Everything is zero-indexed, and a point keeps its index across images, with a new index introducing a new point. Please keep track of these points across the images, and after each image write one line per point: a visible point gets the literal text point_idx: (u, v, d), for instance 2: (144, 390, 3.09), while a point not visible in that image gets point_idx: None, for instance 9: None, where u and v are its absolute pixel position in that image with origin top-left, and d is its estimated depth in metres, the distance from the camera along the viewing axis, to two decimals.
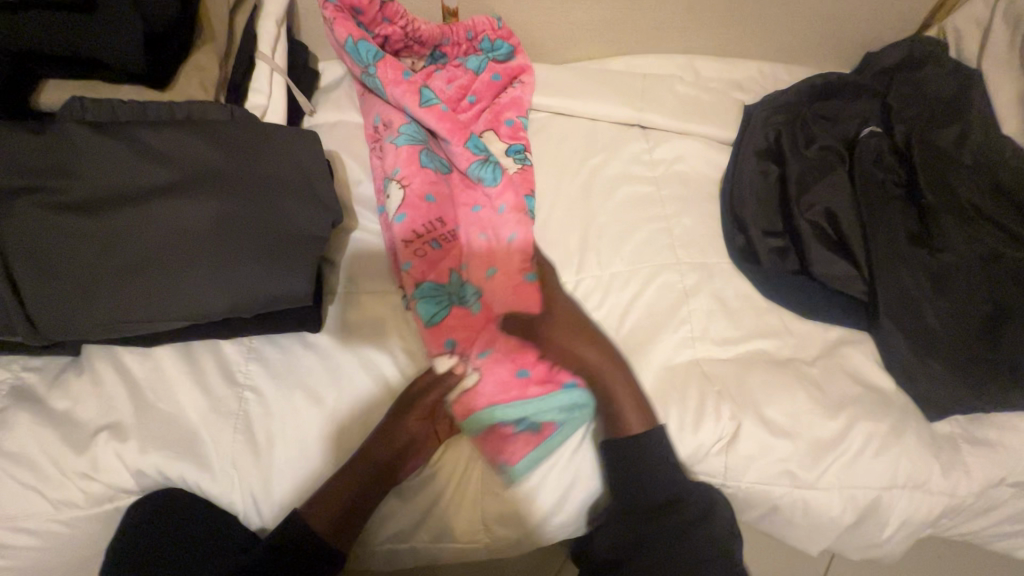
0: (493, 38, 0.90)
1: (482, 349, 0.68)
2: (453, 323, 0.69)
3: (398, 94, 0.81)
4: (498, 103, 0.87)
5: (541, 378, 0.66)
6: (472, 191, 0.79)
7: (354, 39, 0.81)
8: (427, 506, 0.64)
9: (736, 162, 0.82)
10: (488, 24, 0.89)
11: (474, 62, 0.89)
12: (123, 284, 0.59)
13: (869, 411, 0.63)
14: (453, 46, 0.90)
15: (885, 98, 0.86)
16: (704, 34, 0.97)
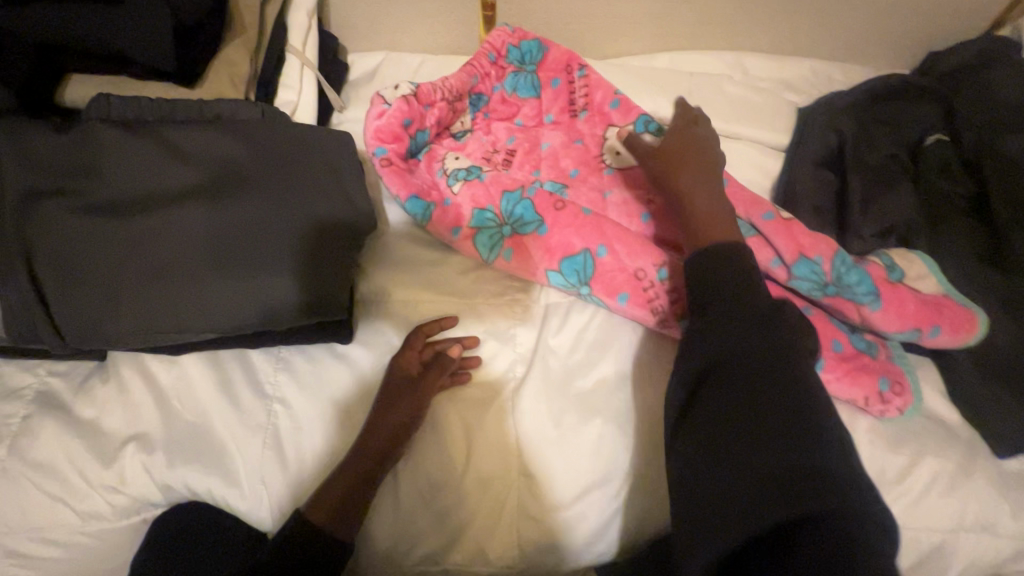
0: (516, 43, 0.82)
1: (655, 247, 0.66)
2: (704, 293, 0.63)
3: (534, 259, 0.68)
4: (577, 106, 0.82)
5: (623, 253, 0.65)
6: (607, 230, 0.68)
7: (410, 199, 0.72)
8: (458, 527, 0.61)
9: (791, 170, 0.77)
10: (504, 33, 0.82)
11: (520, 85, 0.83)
12: (150, 291, 0.57)
13: (935, 446, 0.58)
14: (485, 79, 0.82)
15: (951, 104, 0.81)
16: (754, 30, 0.92)
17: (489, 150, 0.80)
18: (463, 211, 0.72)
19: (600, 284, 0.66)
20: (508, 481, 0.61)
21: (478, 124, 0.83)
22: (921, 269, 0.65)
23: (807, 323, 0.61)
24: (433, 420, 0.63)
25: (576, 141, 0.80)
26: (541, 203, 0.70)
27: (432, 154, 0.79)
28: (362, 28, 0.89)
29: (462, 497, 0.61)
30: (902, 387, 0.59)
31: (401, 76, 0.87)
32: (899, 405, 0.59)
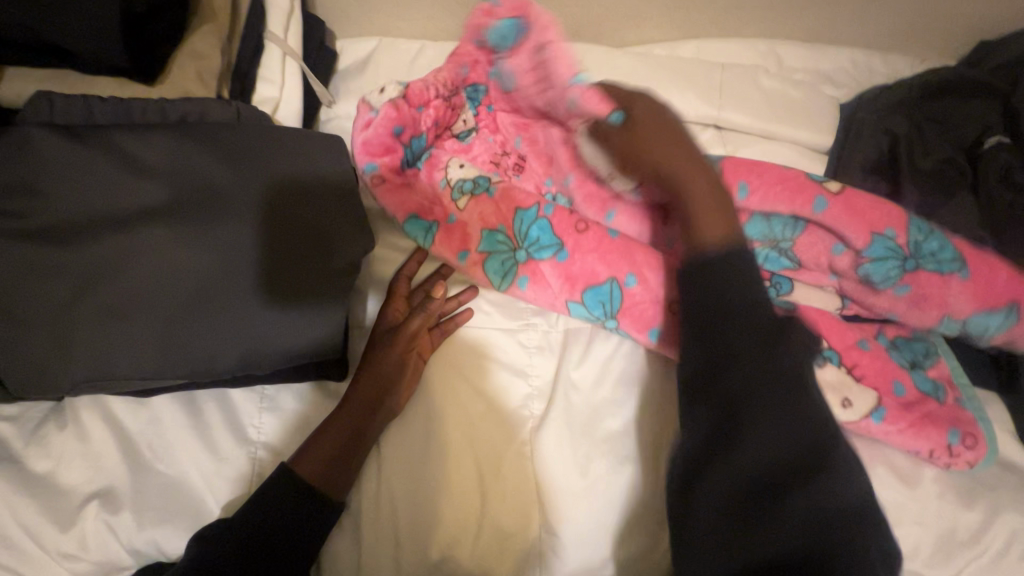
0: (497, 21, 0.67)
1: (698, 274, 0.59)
2: None
3: (552, 287, 0.61)
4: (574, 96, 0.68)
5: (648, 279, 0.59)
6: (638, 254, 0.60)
7: (411, 221, 0.64)
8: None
9: (836, 176, 0.70)
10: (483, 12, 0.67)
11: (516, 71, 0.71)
12: (109, 333, 0.48)
13: (1012, 499, 0.51)
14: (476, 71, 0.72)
15: (1009, 101, 0.73)
16: (790, 16, 0.82)
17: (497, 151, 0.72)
18: (471, 232, 0.64)
19: (626, 316, 0.59)
20: (528, 536, 0.54)
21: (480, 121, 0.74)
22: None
23: (864, 361, 0.54)
24: (436, 466, 0.56)
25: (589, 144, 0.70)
26: (561, 222, 0.63)
27: (431, 163, 0.70)
28: (353, 12, 0.78)
29: (477, 559, 0.54)
30: (975, 440, 0.52)
31: (397, 67, 0.78)
32: (970, 459, 0.52)
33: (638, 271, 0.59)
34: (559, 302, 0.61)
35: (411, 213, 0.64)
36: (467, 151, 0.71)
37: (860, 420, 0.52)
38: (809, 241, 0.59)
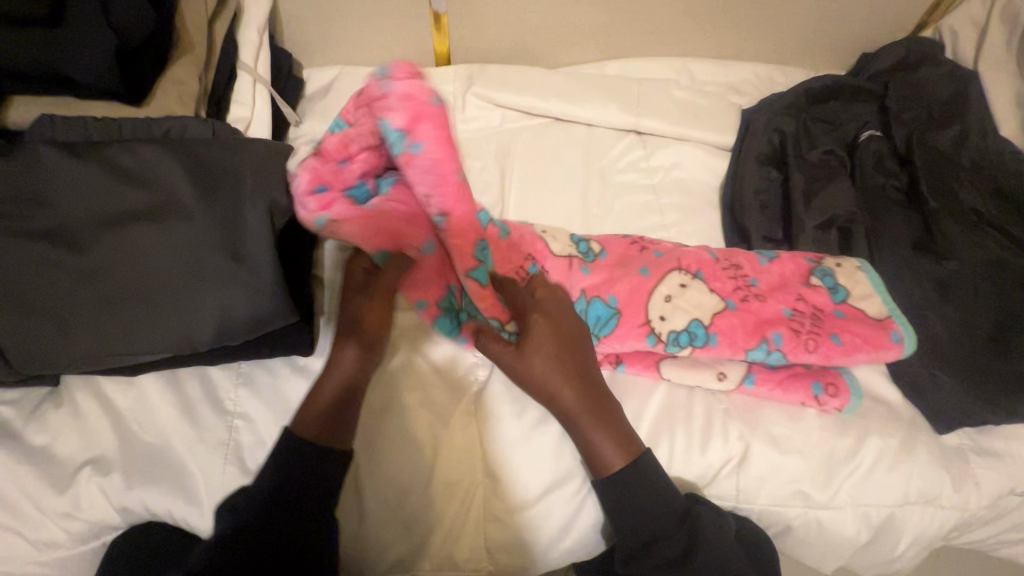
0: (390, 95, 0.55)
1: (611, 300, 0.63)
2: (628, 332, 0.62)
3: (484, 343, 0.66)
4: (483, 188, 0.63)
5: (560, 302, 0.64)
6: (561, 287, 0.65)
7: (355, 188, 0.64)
8: (439, 525, 0.61)
9: (737, 167, 0.81)
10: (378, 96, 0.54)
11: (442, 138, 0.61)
12: (102, 314, 0.56)
13: (879, 426, 0.61)
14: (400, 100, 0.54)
15: (884, 102, 0.86)
16: (700, 37, 0.95)
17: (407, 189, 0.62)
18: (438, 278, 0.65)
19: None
20: (472, 480, 0.62)
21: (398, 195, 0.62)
22: (866, 289, 0.65)
23: (735, 320, 0.62)
24: (393, 431, 0.62)
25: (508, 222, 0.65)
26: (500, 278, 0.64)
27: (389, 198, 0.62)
28: (317, 44, 0.89)
29: (428, 505, 0.61)
30: (837, 389, 0.61)
31: (357, 90, 0.88)
32: (836, 405, 0.61)
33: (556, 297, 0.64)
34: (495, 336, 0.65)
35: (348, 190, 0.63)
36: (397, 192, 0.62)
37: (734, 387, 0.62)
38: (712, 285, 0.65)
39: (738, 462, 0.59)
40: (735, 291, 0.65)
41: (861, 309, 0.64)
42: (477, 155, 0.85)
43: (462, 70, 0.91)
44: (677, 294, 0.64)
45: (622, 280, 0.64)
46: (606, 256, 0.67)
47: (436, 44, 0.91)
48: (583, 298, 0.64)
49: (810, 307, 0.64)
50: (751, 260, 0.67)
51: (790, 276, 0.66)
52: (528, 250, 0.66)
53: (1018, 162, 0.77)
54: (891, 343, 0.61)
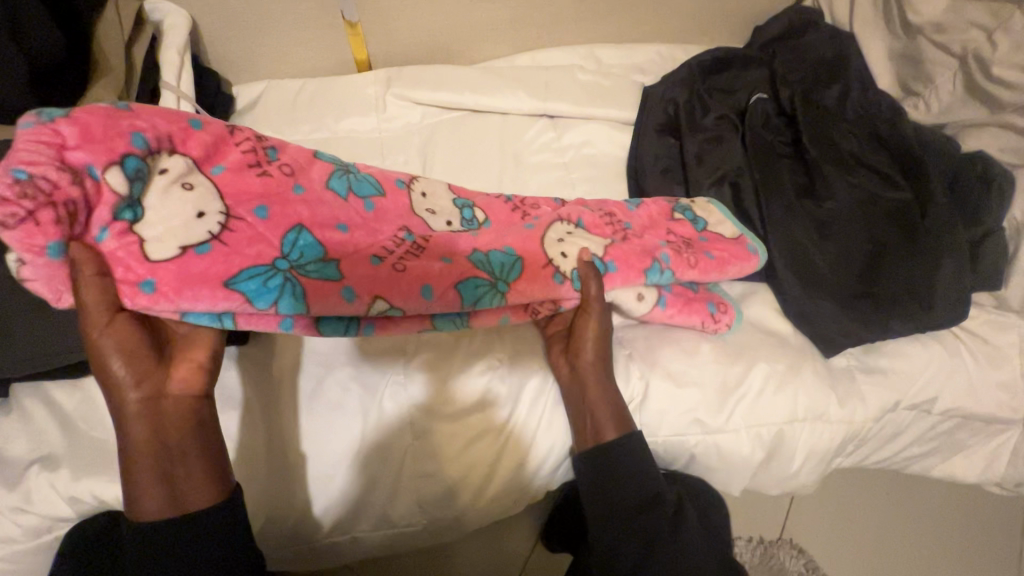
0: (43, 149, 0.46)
1: (506, 246, 0.67)
2: (528, 278, 0.65)
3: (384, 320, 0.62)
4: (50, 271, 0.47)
5: (454, 250, 0.65)
6: (447, 239, 0.66)
7: (238, 279, 0.53)
8: (424, 458, 0.65)
9: (638, 139, 0.88)
10: (49, 139, 0.46)
11: (128, 205, 0.50)
12: (39, 320, 0.61)
13: (766, 354, 0.67)
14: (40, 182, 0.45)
15: (773, 66, 0.91)
16: (600, 24, 1.01)
17: (231, 217, 0.55)
18: (411, 273, 0.61)
19: (455, 293, 0.62)
20: (403, 443, 0.65)
21: (129, 256, 0.50)
22: (720, 217, 0.74)
23: (622, 250, 0.68)
24: (339, 410, 0.65)
25: (136, 274, 0.50)
26: (364, 235, 0.62)
27: (233, 246, 0.54)
28: (240, 61, 0.94)
29: (362, 472, 0.65)
30: (727, 308, 0.69)
31: (283, 100, 0.94)
32: (728, 322, 0.68)
33: (450, 249, 0.65)
34: (414, 302, 0.61)
35: (231, 276, 0.53)
36: (290, 222, 0.58)
37: (650, 310, 0.67)
38: (595, 226, 0.71)
39: (641, 401, 0.66)
40: (614, 231, 0.71)
41: (720, 233, 0.73)
42: (402, 152, 0.91)
43: (380, 72, 0.96)
44: (565, 238, 0.69)
45: (505, 236, 0.68)
46: (489, 222, 0.70)
47: (354, 51, 0.97)
48: (480, 252, 0.66)
49: (680, 238, 0.71)
50: (622, 207, 0.74)
51: (659, 215, 0.74)
52: (400, 219, 0.66)
53: (894, 111, 0.83)
54: (747, 253, 0.71)
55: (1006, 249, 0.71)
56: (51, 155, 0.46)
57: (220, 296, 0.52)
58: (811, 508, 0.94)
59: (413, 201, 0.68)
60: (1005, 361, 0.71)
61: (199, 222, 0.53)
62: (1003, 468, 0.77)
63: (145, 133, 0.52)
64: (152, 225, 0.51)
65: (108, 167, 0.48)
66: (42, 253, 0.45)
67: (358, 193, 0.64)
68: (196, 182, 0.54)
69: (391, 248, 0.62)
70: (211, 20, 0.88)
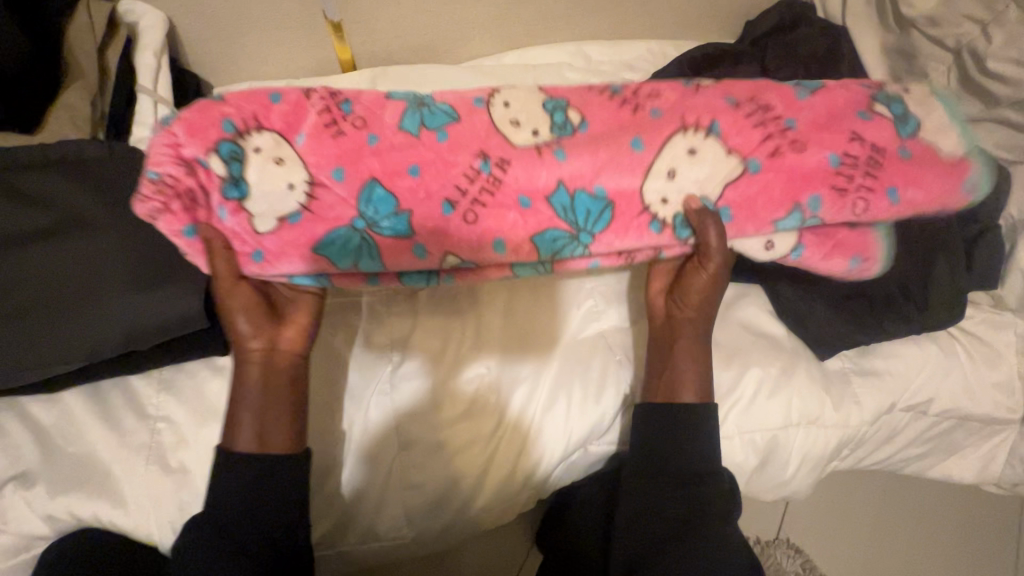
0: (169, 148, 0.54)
1: (597, 179, 0.59)
2: (624, 209, 0.60)
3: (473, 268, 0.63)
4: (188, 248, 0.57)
5: (534, 192, 0.59)
6: (533, 167, 0.58)
7: (323, 244, 0.57)
8: (413, 470, 0.64)
9: None
10: (168, 140, 0.53)
11: (231, 182, 0.55)
12: (6, 334, 0.59)
13: (760, 357, 0.66)
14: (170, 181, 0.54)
15: (764, 63, 0.89)
16: (589, 20, 0.99)
17: (315, 184, 0.56)
18: (483, 224, 0.59)
19: (531, 245, 0.60)
20: (389, 453, 0.64)
21: (243, 230, 0.56)
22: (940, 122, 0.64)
23: (755, 182, 0.60)
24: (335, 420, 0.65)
25: (249, 246, 0.57)
26: (433, 180, 0.57)
27: (318, 212, 0.57)
28: (221, 61, 0.92)
29: (349, 485, 0.64)
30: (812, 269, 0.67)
31: (264, 103, 0.92)
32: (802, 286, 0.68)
33: (531, 189, 0.59)
34: (487, 256, 0.60)
35: (318, 238, 0.57)
36: (363, 175, 0.57)
37: (782, 255, 0.64)
38: (741, 138, 0.60)
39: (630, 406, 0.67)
40: (761, 147, 0.60)
41: (928, 145, 0.63)
42: None
43: (364, 72, 0.93)
44: (678, 166, 0.59)
45: (607, 164, 0.58)
46: (586, 127, 0.60)
47: (339, 54, 0.94)
48: (565, 191, 0.59)
49: (858, 158, 0.61)
50: (785, 99, 0.62)
51: (842, 111, 0.62)
52: (479, 144, 0.58)
53: None
54: (955, 190, 0.63)
55: (1002, 247, 0.70)
56: (170, 155, 0.53)
57: (309, 259, 0.58)
58: (808, 509, 0.93)
59: (495, 117, 0.60)
60: (1000, 361, 0.70)
61: (289, 193, 0.56)
62: (999, 469, 0.76)
63: (233, 117, 0.55)
64: (255, 200, 0.56)
65: (208, 153, 0.54)
66: (178, 236, 0.55)
67: (428, 126, 0.58)
68: (284, 156, 0.56)
69: (464, 187, 0.58)
70: (188, 21, 0.86)
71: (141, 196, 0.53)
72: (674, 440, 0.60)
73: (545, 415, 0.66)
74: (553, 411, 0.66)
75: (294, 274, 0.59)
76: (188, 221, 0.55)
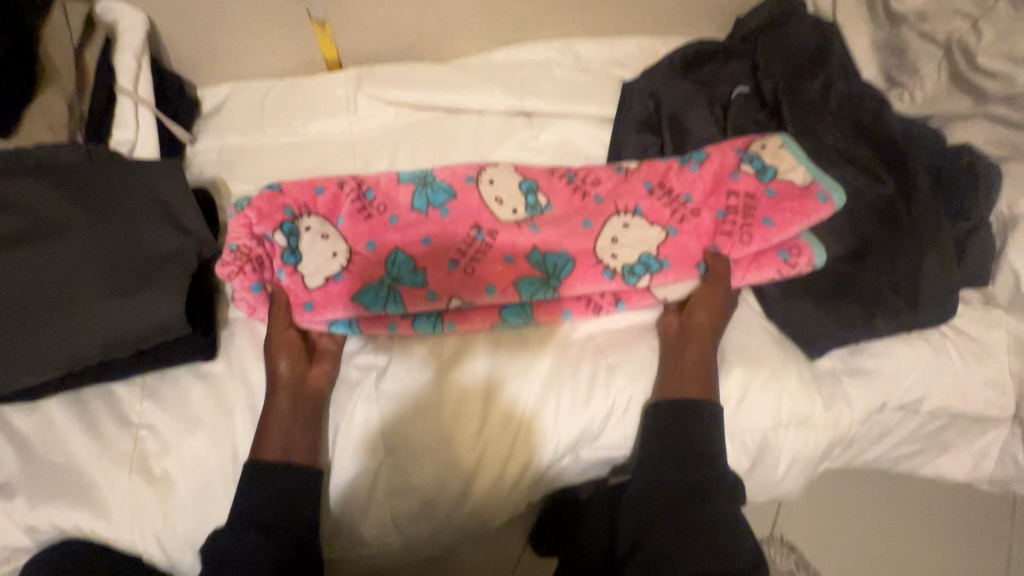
0: (239, 224, 0.67)
1: (585, 220, 0.71)
2: (583, 269, 0.68)
3: (474, 314, 0.68)
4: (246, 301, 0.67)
5: (519, 251, 0.70)
6: (513, 234, 0.70)
7: (359, 294, 0.67)
8: (402, 461, 0.63)
9: (619, 136, 0.86)
10: (242, 221, 0.67)
11: (290, 251, 0.68)
12: None
13: (749, 358, 0.66)
14: (240, 251, 0.66)
15: (755, 57, 0.88)
16: (578, 17, 0.98)
17: (353, 253, 0.69)
18: (479, 274, 0.68)
19: (514, 290, 0.67)
20: (378, 458, 0.63)
21: (295, 287, 0.67)
22: (791, 162, 0.71)
23: (685, 237, 0.70)
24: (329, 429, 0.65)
25: (297, 298, 0.66)
26: (443, 245, 0.70)
27: (355, 271, 0.68)
28: (204, 62, 0.91)
29: (338, 492, 0.63)
30: (800, 249, 0.68)
31: (251, 102, 0.90)
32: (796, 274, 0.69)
33: (514, 248, 0.70)
34: (480, 299, 0.67)
35: (356, 291, 0.67)
36: (389, 245, 0.69)
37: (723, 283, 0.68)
38: (652, 206, 0.71)
39: (621, 410, 0.66)
40: (674, 217, 0.71)
41: (790, 181, 0.70)
42: (376, 154, 0.88)
43: (351, 71, 0.92)
44: (622, 233, 0.70)
45: (564, 233, 0.70)
46: (552, 208, 0.72)
47: (324, 52, 0.94)
48: (538, 252, 0.69)
49: (743, 200, 0.70)
50: (680, 174, 0.72)
51: (720, 171, 0.73)
52: (473, 217, 0.71)
53: (877, 102, 0.81)
54: (819, 203, 0.67)
55: (991, 244, 0.70)
56: (245, 232, 0.67)
57: (349, 308, 0.66)
58: (802, 507, 0.93)
59: (482, 193, 0.72)
60: (992, 358, 0.70)
61: (333, 259, 0.68)
62: (991, 466, 0.76)
63: (292, 206, 0.70)
64: (308, 263, 0.68)
65: (274, 231, 0.67)
66: (245, 291, 0.65)
67: (435, 204, 0.71)
68: (329, 232, 0.70)
69: (464, 251, 0.69)
70: (168, 21, 0.84)
71: (223, 261, 0.65)
72: (683, 434, 0.60)
73: (535, 417, 0.65)
74: (542, 413, 0.65)
75: (334, 320, 0.67)
76: (256, 280, 0.66)
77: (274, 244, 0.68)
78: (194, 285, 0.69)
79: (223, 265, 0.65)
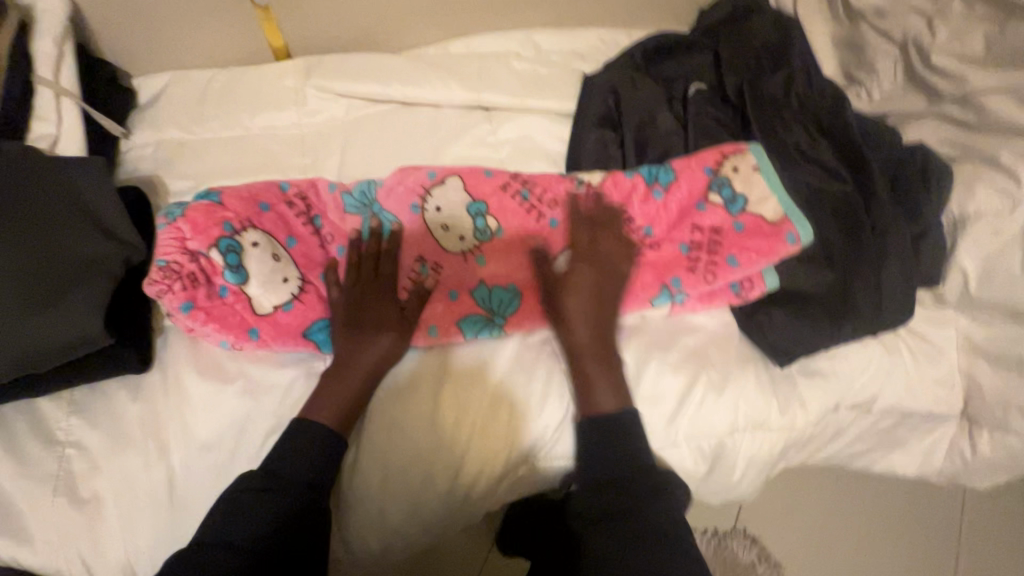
0: (173, 235, 0.62)
1: (539, 252, 0.70)
2: (530, 305, 0.68)
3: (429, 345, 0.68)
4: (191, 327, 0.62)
5: (462, 286, 0.68)
6: (460, 265, 0.68)
7: (311, 328, 0.65)
8: (353, 471, 0.61)
9: (579, 134, 0.83)
10: (174, 235, 0.62)
11: (231, 268, 0.62)
12: None
13: (708, 365, 0.66)
14: (170, 266, 0.61)
15: (717, 51, 0.86)
16: (538, 8, 0.95)
17: (305, 281, 0.66)
18: (420, 311, 0.65)
19: (457, 328, 0.65)
20: None
21: (242, 308, 0.64)
22: (762, 191, 0.69)
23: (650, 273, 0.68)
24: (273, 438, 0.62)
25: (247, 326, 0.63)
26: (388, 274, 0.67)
27: (305, 300, 0.65)
28: (137, 50, 0.84)
29: None
30: (751, 283, 0.68)
31: (191, 95, 0.85)
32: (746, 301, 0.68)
33: (459, 284, 0.68)
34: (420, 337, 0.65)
35: (306, 323, 0.65)
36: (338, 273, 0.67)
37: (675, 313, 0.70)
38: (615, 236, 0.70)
39: (577, 417, 0.64)
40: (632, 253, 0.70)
41: (759, 215, 0.69)
42: (326, 150, 0.83)
43: (299, 61, 0.87)
44: None
45: (513, 265, 0.69)
46: (504, 233, 0.70)
47: (270, 38, 0.88)
48: (484, 287, 0.68)
49: (708, 232, 0.69)
50: (647, 200, 0.70)
51: (688, 201, 0.70)
52: (416, 249, 0.68)
53: (837, 98, 0.80)
54: (788, 244, 0.67)
55: (943, 245, 0.70)
56: (178, 248, 0.62)
57: (299, 343, 0.64)
58: (764, 504, 0.94)
59: (428, 221, 0.69)
60: (941, 357, 0.71)
61: (283, 285, 0.64)
62: (939, 462, 0.77)
63: (232, 220, 0.64)
64: (252, 283, 0.63)
65: (209, 247, 0.62)
66: (177, 309, 0.61)
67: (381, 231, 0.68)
68: (278, 252, 0.65)
69: (410, 285, 0.67)
70: (94, 2, 0.78)
71: (151, 278, 0.61)
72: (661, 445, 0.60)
73: (490, 422, 0.63)
74: (498, 419, 0.63)
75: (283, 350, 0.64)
76: (187, 299, 0.61)
77: (212, 260, 0.63)
78: (124, 293, 0.65)
79: (151, 282, 0.61)
